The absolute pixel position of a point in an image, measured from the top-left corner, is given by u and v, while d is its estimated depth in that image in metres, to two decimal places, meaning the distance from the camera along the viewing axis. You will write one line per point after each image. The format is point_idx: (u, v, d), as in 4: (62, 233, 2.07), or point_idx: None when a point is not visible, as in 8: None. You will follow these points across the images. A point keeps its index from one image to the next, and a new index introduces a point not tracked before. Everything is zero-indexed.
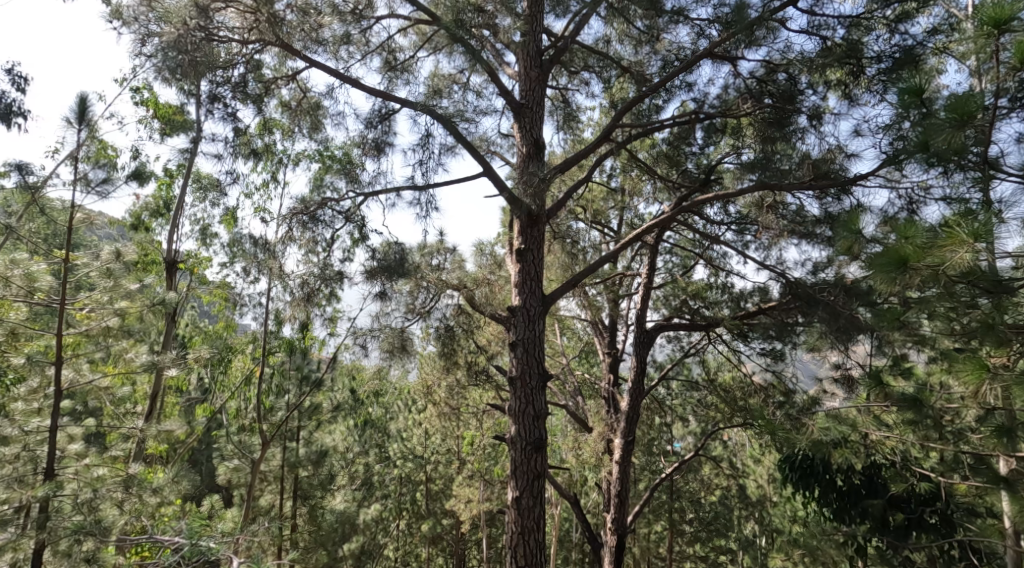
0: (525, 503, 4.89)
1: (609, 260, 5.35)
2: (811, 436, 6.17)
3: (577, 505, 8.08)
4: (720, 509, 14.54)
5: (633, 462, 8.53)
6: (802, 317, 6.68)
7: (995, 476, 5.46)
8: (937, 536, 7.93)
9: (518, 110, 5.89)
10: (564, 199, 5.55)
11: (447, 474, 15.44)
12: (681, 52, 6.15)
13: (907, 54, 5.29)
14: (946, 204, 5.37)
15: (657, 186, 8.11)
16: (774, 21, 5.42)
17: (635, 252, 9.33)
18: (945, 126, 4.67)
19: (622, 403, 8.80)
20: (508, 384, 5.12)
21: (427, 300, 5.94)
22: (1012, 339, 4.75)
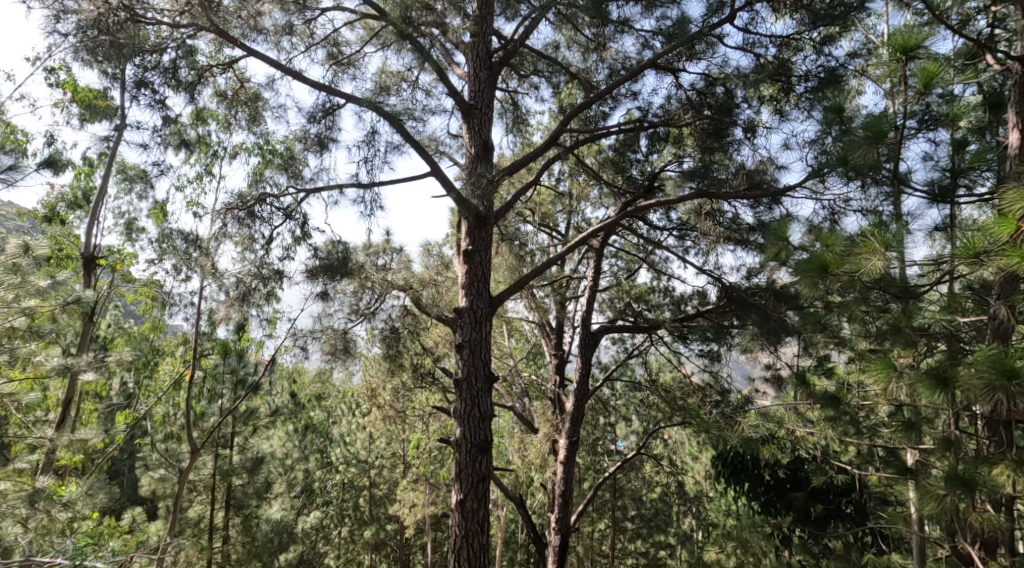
0: (469, 505, 5.15)
1: (554, 262, 5.63)
2: (742, 433, 6.64)
3: (521, 504, 8.26)
4: (659, 506, 15.55)
5: (578, 461, 8.80)
6: (736, 320, 7.08)
7: (904, 468, 5.85)
8: (853, 524, 8.62)
9: (467, 110, 6.15)
10: (512, 201, 5.82)
11: (391, 479, 15.56)
12: (627, 62, 6.55)
13: (831, 75, 5.76)
14: (863, 215, 5.95)
15: (603, 192, 8.53)
16: (712, 37, 5.79)
17: (582, 256, 9.71)
18: (862, 143, 4.94)
19: (566, 404, 9.09)
20: (454, 386, 5.37)
21: (371, 301, 6.13)
22: (918, 340, 5.21)
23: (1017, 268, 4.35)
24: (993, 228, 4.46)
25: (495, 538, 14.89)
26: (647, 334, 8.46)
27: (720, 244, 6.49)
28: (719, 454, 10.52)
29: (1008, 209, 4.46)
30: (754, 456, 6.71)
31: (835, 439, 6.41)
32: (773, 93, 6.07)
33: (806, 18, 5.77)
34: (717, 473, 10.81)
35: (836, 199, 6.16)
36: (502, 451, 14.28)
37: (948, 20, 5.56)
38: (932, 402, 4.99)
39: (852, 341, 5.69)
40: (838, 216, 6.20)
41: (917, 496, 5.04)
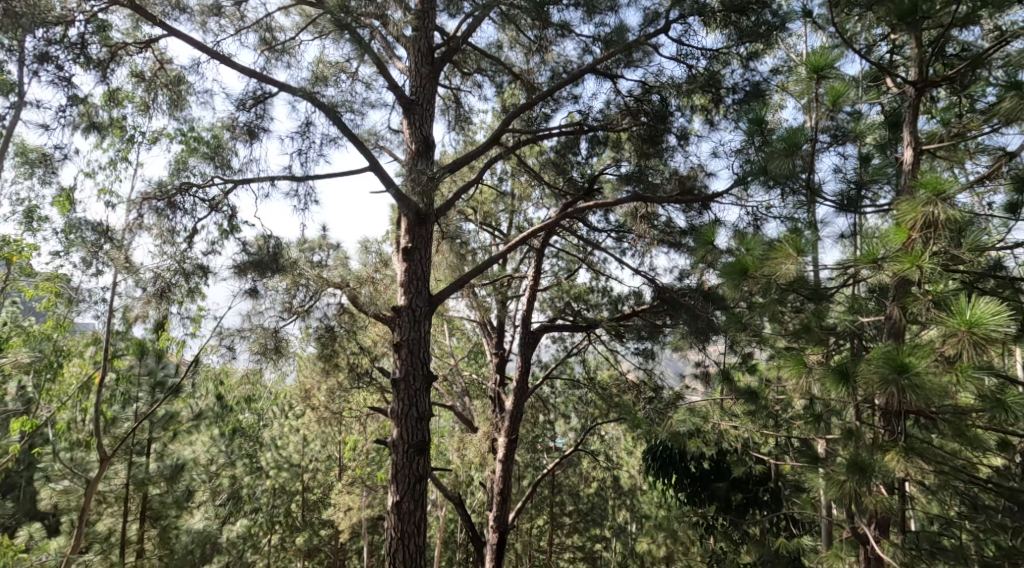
0: (406, 507, 5.37)
1: (492, 260, 5.86)
2: (670, 428, 7.25)
3: (460, 504, 8.40)
4: (596, 501, 15.95)
5: (516, 459, 9.03)
6: (669, 320, 7.49)
7: (814, 458, 6.29)
8: (768, 510, 9.23)
9: (408, 107, 6.32)
10: (452, 200, 6.07)
11: (325, 484, 15.51)
12: (568, 66, 6.90)
13: (756, 89, 6.19)
14: (781, 223, 6.41)
15: (545, 192, 8.89)
16: (649, 46, 6.19)
17: (523, 256, 10.04)
18: (778, 153, 5.34)
19: (505, 404, 9.32)
20: (392, 386, 5.58)
21: (306, 299, 6.19)
22: (827, 337, 5.71)
23: (906, 273, 4.71)
24: (889, 236, 4.81)
25: (435, 539, 15.00)
26: (584, 333, 8.72)
27: (654, 247, 6.91)
28: (648, 450, 10.93)
29: (901, 218, 4.80)
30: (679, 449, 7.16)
31: (754, 432, 6.84)
32: (704, 103, 6.49)
33: (733, 34, 6.11)
34: (646, 467, 11.25)
35: (758, 206, 6.60)
36: (442, 451, 14.43)
37: (855, 45, 6.04)
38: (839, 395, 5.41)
39: (771, 338, 6.10)
40: (760, 221, 6.61)
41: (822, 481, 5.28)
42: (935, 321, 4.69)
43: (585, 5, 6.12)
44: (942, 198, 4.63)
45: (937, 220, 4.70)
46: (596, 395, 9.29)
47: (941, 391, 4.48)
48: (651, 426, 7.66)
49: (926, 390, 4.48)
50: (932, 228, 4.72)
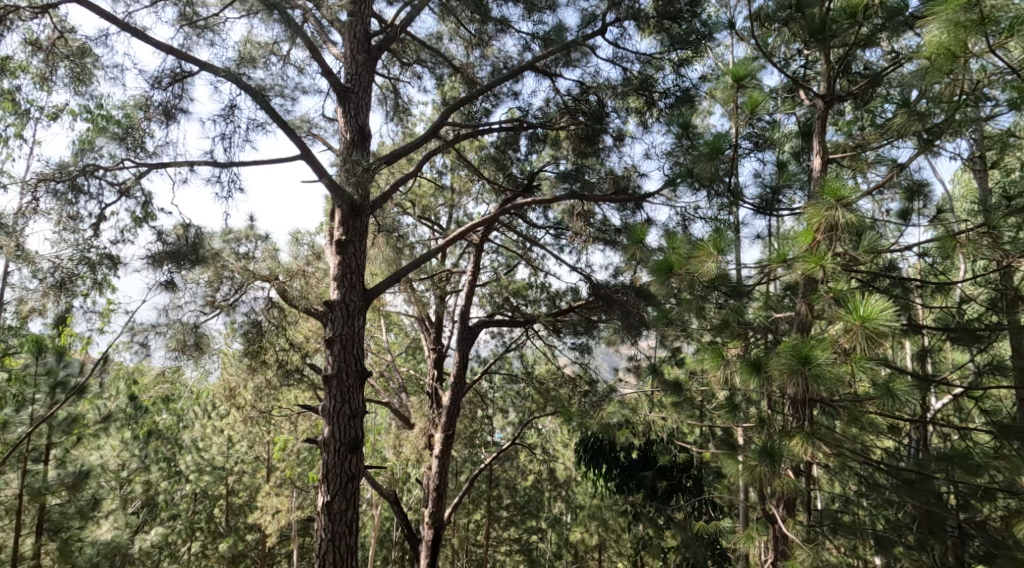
0: (338, 507, 5.42)
1: (426, 255, 6.00)
2: (601, 420, 7.49)
3: (396, 503, 8.41)
4: (531, 495, 16.17)
5: (452, 455, 9.09)
6: (604, 315, 7.76)
7: (730, 444, 6.67)
8: (691, 496, 9.66)
9: (344, 94, 6.22)
10: (388, 192, 6.15)
11: (252, 486, 15.09)
12: (508, 62, 7.04)
13: (686, 95, 6.40)
14: (707, 225, 6.78)
15: (485, 187, 9.08)
16: (586, 47, 6.42)
17: (462, 251, 10.29)
18: (700, 158, 5.56)
19: (442, 399, 9.38)
20: (324, 383, 5.61)
21: (231, 294, 6.02)
22: (746, 332, 6.06)
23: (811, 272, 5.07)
24: (796, 238, 5.16)
25: (371, 538, 14.82)
26: (522, 328, 8.97)
27: (590, 244, 7.18)
28: (580, 442, 11.22)
29: (807, 222, 5.16)
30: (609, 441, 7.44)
31: (679, 422, 7.15)
32: (639, 106, 6.66)
33: (665, 40, 6.36)
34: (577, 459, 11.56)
35: (686, 207, 6.93)
36: (377, 449, 14.32)
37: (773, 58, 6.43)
38: (754, 386, 5.72)
39: (696, 332, 6.44)
40: (688, 221, 6.93)
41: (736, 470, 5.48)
42: (835, 317, 5.03)
43: (523, 3, 6.36)
44: (843, 203, 4.97)
45: (838, 223, 5.04)
46: (532, 389, 9.48)
47: (840, 381, 4.83)
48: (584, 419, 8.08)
49: (826, 379, 4.82)
50: (833, 231, 5.09)
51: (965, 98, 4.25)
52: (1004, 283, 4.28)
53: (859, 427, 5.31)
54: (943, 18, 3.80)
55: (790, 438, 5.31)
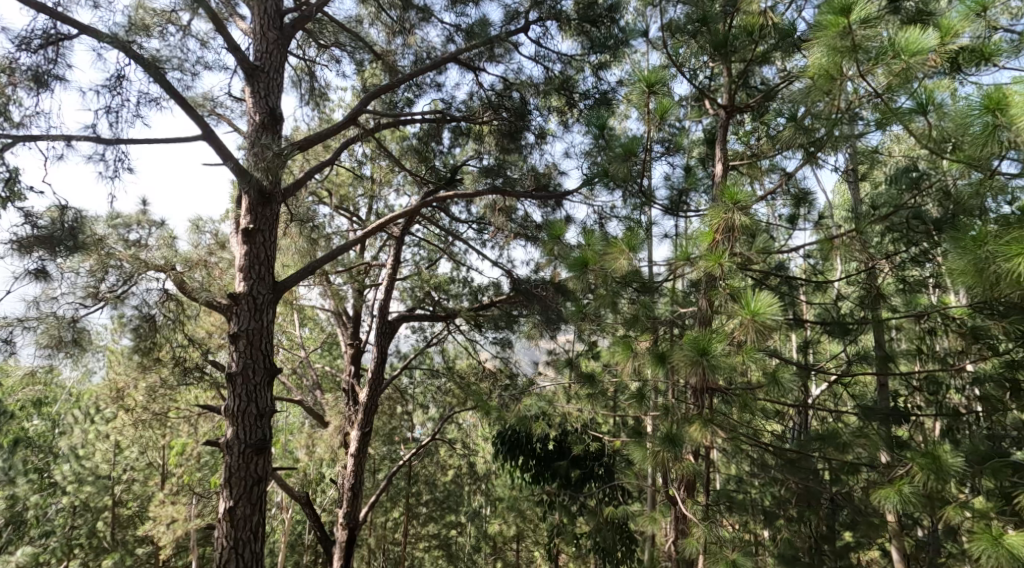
0: (241, 512, 5.08)
1: (341, 247, 6.06)
2: (518, 413, 7.48)
3: (309, 503, 8.04)
4: (452, 489, 15.88)
5: (368, 454, 8.89)
6: (523, 310, 8.03)
7: (638, 431, 6.98)
8: (603, 483, 9.97)
9: (252, 73, 5.81)
10: (302, 179, 5.86)
11: (144, 494, 13.84)
12: (430, 51, 6.81)
13: (604, 97, 6.61)
14: (622, 223, 7.11)
15: (407, 178, 9.16)
16: (510, 43, 6.47)
17: (383, 244, 10.43)
18: (616, 159, 5.83)
19: (359, 396, 9.17)
20: (227, 381, 5.24)
21: (119, 284, 5.42)
22: (655, 326, 6.31)
23: (711, 270, 5.32)
24: (698, 238, 5.43)
25: (281, 543, 14.18)
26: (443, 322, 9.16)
27: (511, 240, 7.32)
28: (496, 434, 11.37)
29: (708, 224, 5.46)
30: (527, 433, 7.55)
31: (594, 413, 7.40)
32: (560, 106, 6.91)
33: (586, 42, 6.57)
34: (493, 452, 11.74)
35: (603, 206, 7.27)
36: (288, 449, 13.87)
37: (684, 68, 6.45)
38: (660, 376, 5.99)
39: (610, 326, 6.74)
40: (604, 220, 7.28)
41: (643, 460, 5.64)
42: (731, 312, 5.39)
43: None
44: (741, 207, 5.29)
45: (736, 225, 5.35)
46: (453, 383, 9.58)
47: (733, 372, 5.13)
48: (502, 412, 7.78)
49: (721, 370, 5.11)
50: (731, 232, 5.38)
51: (841, 115, 4.57)
52: (869, 282, 4.80)
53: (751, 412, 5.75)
54: (823, 43, 4.01)
55: (691, 424, 5.56)
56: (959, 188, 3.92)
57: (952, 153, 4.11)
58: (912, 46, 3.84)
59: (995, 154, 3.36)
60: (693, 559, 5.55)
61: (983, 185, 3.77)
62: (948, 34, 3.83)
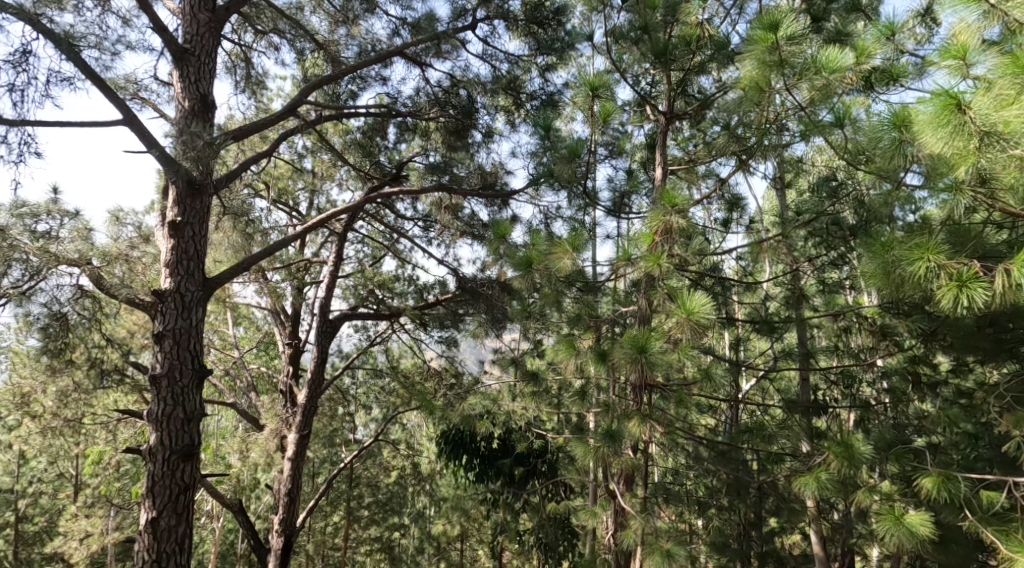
0: (166, 523, 4.76)
1: (280, 242, 5.67)
2: (461, 411, 7.44)
3: (242, 511, 7.63)
4: (395, 490, 14.78)
5: (306, 457, 8.32)
6: (469, 308, 8.15)
7: (579, 427, 7.05)
8: (545, 479, 10.09)
9: (180, 56, 5.38)
10: (235, 171, 5.51)
11: (54, 508, 12.92)
12: (376, 44, 6.33)
13: (551, 98, 6.69)
14: (568, 224, 7.27)
15: (350, 173, 9.09)
16: (457, 40, 6.30)
17: (324, 240, 10.44)
18: (560, 161, 5.94)
19: (298, 397, 8.49)
20: (152, 384, 4.91)
21: (24, 280, 4.97)
22: (596, 325, 6.47)
23: (650, 270, 5.47)
24: (638, 239, 5.58)
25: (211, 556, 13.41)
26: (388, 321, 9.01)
27: (457, 238, 7.36)
28: (441, 433, 11.35)
29: (647, 226, 5.60)
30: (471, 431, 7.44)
31: (539, 411, 7.43)
32: (508, 105, 6.93)
33: (532, 43, 6.64)
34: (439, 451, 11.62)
35: (548, 206, 7.41)
36: (219, 455, 13.26)
37: (627, 74, 6.56)
38: (601, 374, 6.08)
39: (554, 324, 6.84)
40: (549, 220, 7.44)
41: (586, 456, 5.66)
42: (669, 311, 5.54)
43: None
44: (677, 209, 5.44)
45: (673, 227, 5.57)
46: (398, 384, 9.54)
47: (671, 368, 5.26)
48: (445, 410, 7.62)
49: (659, 368, 5.23)
50: (669, 233, 5.60)
51: (771, 125, 4.87)
52: (793, 283, 5.12)
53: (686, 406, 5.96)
54: (754, 58, 4.27)
55: (629, 420, 5.70)
56: (871, 198, 4.17)
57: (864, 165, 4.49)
58: (833, 64, 4.11)
59: (900, 165, 3.67)
60: (630, 550, 5.70)
61: (892, 195, 4.03)
62: (863, 55, 4.14)
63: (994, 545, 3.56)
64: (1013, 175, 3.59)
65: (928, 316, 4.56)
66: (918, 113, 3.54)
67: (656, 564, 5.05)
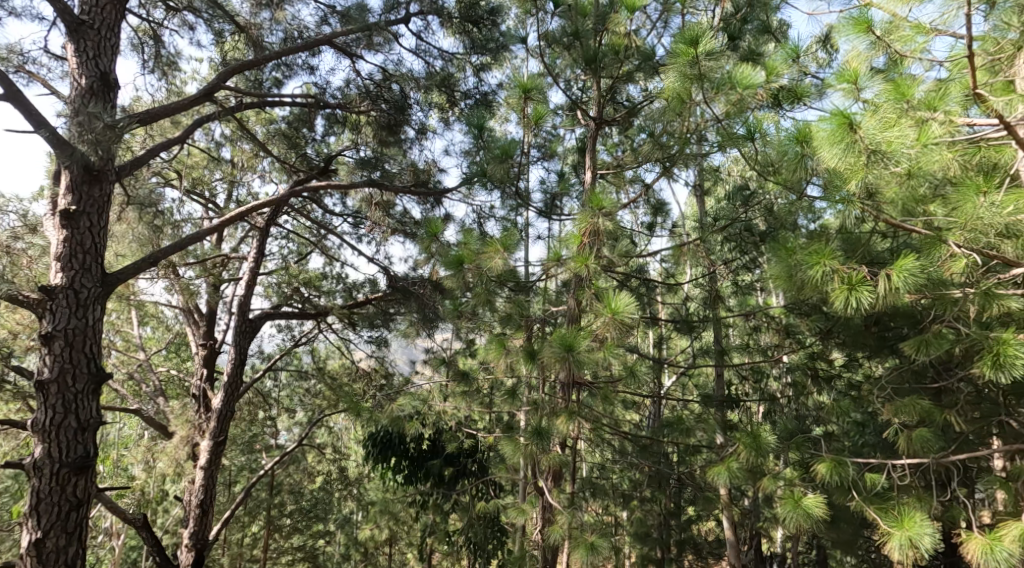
0: (53, 542, 4.53)
1: (192, 234, 5.36)
2: (390, 413, 7.28)
3: (145, 525, 6.45)
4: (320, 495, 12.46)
5: (221, 466, 7.42)
6: (399, 307, 8.23)
7: (508, 427, 7.26)
8: (479, 478, 9.96)
9: (76, 29, 5.02)
10: (141, 158, 5.23)
11: None
12: (302, 31, 5.99)
13: (486, 98, 6.82)
14: (501, 224, 7.46)
15: (276, 165, 8.92)
16: (389, 32, 6.03)
17: (244, 235, 10.30)
18: (493, 161, 6.07)
19: (213, 401, 7.58)
20: (38, 391, 4.65)
21: None
22: (524, 325, 6.63)
23: (578, 271, 5.63)
24: (567, 241, 5.72)
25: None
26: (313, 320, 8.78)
27: (389, 235, 7.43)
28: (366, 434, 10.63)
29: (576, 227, 5.77)
30: (399, 432, 7.30)
31: (471, 410, 7.46)
32: (441, 102, 6.96)
33: (466, 42, 6.75)
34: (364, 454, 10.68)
35: (481, 205, 7.57)
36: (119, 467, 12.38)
37: (559, 78, 6.66)
38: (529, 372, 6.25)
39: (486, 323, 6.95)
40: (482, 219, 7.60)
41: (513, 452, 5.82)
42: (596, 311, 5.73)
43: None
44: (603, 212, 5.63)
45: (601, 230, 5.73)
46: (324, 385, 9.45)
47: (597, 366, 5.43)
48: (371, 414, 7.42)
49: (586, 366, 5.40)
50: (596, 236, 5.78)
51: (691, 136, 5.16)
52: (711, 286, 5.49)
53: (611, 403, 6.16)
54: (676, 70, 4.47)
55: (557, 417, 5.88)
56: (778, 208, 4.57)
57: (774, 177, 4.82)
58: (745, 81, 4.40)
59: (802, 177, 4.01)
60: (557, 545, 5.80)
61: (796, 205, 4.48)
62: (772, 74, 4.48)
63: (876, 521, 3.92)
64: (894, 190, 4.09)
65: (826, 316, 4.98)
66: (817, 130, 3.85)
67: (582, 557, 5.27)
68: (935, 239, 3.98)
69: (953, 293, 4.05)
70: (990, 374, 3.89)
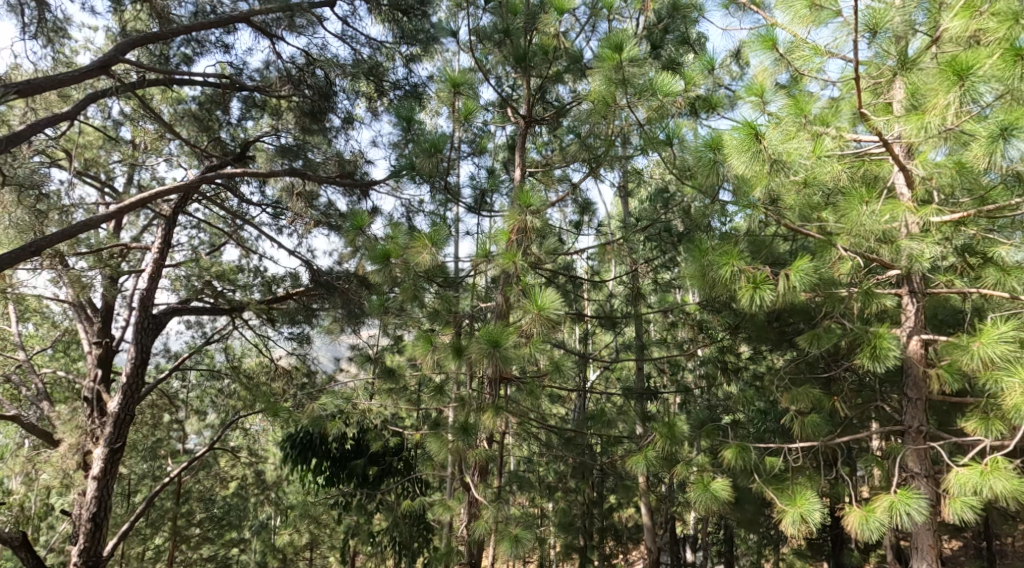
0: None
1: (82, 222, 5.32)
2: (310, 413, 7.06)
3: (25, 543, 6.22)
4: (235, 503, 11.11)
5: (116, 474, 7.05)
6: (321, 302, 8.17)
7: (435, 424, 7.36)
8: (401, 476, 9.84)
9: None
10: (22, 135, 5.02)
11: None
12: (217, 7, 5.94)
13: (416, 90, 6.86)
14: (431, 218, 7.54)
15: (184, 148, 8.73)
16: (314, 15, 5.91)
17: (148, 223, 9.95)
18: (421, 154, 6.13)
19: (107, 405, 7.19)
20: None
21: None
22: (453, 322, 6.71)
23: (505, 268, 5.70)
24: (494, 236, 5.78)
25: None
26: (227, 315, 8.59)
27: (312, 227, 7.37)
28: (284, 433, 10.23)
29: (503, 226, 5.85)
30: (320, 432, 7.11)
31: (395, 407, 7.43)
32: (369, 92, 6.95)
33: (394, 31, 6.76)
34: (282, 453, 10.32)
35: (410, 200, 7.63)
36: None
37: (491, 74, 6.73)
38: (453, 369, 6.31)
39: (415, 319, 7.00)
40: (411, 213, 7.67)
41: (438, 448, 5.90)
42: (523, 306, 5.88)
43: None
44: (529, 210, 5.71)
45: (527, 226, 5.87)
46: (238, 385, 8.93)
47: (521, 360, 5.53)
48: (291, 414, 7.30)
49: (511, 360, 5.50)
50: (524, 233, 5.93)
51: (616, 137, 5.38)
52: (633, 283, 5.72)
53: (536, 398, 6.26)
54: (602, 74, 4.66)
55: (483, 413, 6.01)
56: (695, 212, 4.82)
57: (690, 181, 5.13)
58: (666, 89, 4.65)
59: (714, 182, 4.26)
60: (482, 541, 5.87)
61: (709, 209, 4.72)
62: (690, 84, 4.79)
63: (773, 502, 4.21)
64: (793, 198, 4.38)
65: (735, 312, 5.24)
66: (730, 138, 4.08)
67: (507, 549, 5.43)
68: (826, 243, 4.34)
69: (839, 292, 4.44)
70: (868, 364, 4.22)
